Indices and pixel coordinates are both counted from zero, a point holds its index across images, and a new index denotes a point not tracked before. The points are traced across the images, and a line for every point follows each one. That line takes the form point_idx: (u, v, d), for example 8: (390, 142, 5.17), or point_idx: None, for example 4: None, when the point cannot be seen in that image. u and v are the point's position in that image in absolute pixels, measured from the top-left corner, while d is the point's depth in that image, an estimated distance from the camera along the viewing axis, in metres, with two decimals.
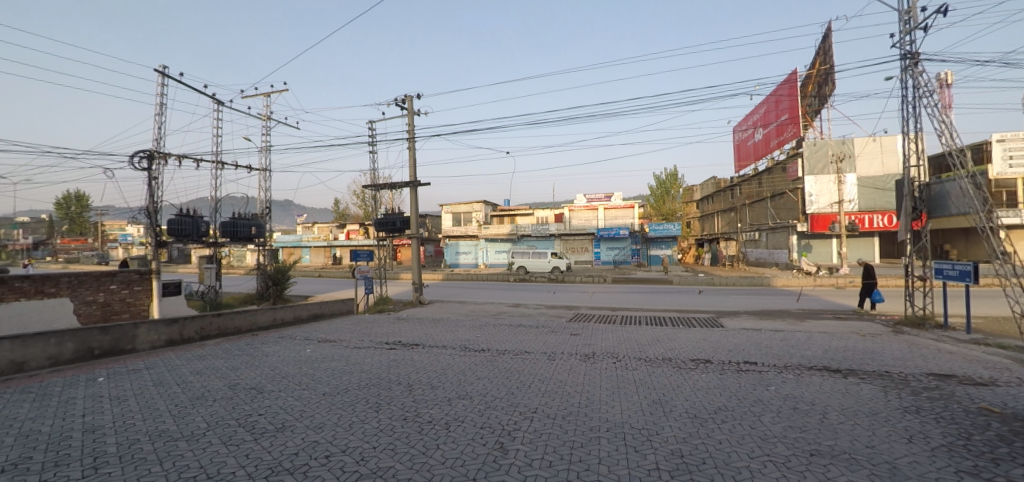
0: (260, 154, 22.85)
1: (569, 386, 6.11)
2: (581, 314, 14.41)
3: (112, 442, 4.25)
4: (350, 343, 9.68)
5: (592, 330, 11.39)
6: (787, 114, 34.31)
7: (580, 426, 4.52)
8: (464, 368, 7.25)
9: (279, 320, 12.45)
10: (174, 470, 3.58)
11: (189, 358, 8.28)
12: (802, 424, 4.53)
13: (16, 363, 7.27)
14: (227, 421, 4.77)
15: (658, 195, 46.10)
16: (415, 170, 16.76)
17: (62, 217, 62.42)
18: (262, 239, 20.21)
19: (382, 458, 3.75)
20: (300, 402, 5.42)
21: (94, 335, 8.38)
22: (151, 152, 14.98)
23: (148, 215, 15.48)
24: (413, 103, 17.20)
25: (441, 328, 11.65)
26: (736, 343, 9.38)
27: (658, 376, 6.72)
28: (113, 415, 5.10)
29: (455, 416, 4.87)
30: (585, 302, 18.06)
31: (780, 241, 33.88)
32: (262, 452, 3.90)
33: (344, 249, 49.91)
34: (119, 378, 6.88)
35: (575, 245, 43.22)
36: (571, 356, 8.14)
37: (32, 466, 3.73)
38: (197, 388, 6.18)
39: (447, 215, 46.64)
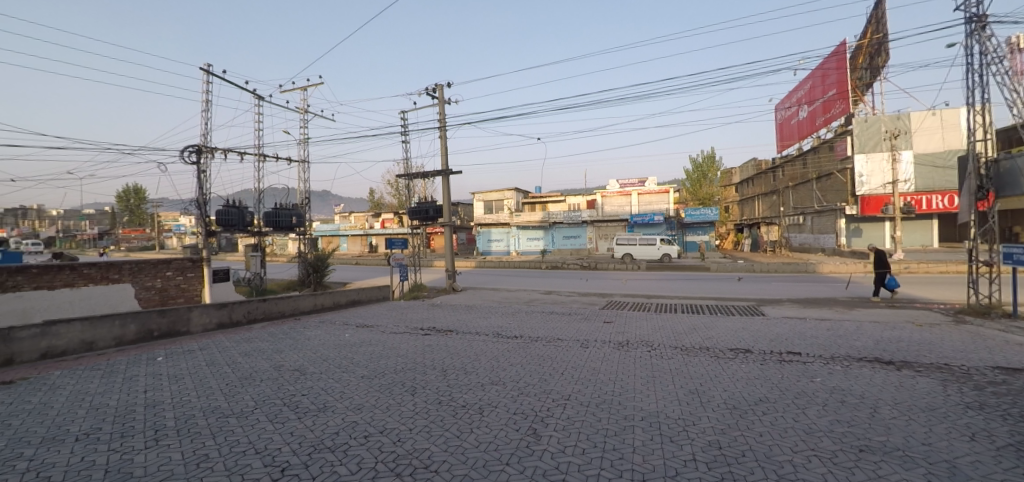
0: (298, 146, 23.64)
1: (602, 374, 6.06)
2: (614, 302, 14.22)
3: (171, 416, 4.56)
4: (387, 329, 9.96)
5: (626, 317, 11.23)
6: (836, 89, 32.30)
7: (614, 415, 4.48)
8: (497, 354, 7.31)
9: (320, 305, 12.93)
10: (226, 445, 3.80)
11: (237, 341, 8.74)
12: (850, 418, 4.33)
13: (86, 342, 7.94)
14: (274, 400, 5.02)
15: (695, 180, 44.67)
16: (447, 159, 16.90)
17: (122, 209, 66.94)
18: (303, 228, 20.93)
19: (418, 440, 3.85)
20: (340, 384, 5.64)
21: (154, 317, 8.98)
22: (200, 147, 15.74)
23: (198, 206, 16.34)
24: (444, 92, 17.30)
25: (474, 315, 11.81)
26: (778, 332, 9.05)
27: (695, 365, 6.57)
28: (171, 392, 5.47)
29: (488, 401, 4.93)
30: (618, 289, 17.82)
31: (827, 225, 32.30)
32: (305, 431, 4.08)
33: (380, 238, 51.13)
34: (176, 358, 7.35)
35: (609, 232, 42.61)
36: (604, 344, 8.07)
37: (102, 436, 4.06)
38: (245, 369, 6.53)
39: (479, 203, 46.83)
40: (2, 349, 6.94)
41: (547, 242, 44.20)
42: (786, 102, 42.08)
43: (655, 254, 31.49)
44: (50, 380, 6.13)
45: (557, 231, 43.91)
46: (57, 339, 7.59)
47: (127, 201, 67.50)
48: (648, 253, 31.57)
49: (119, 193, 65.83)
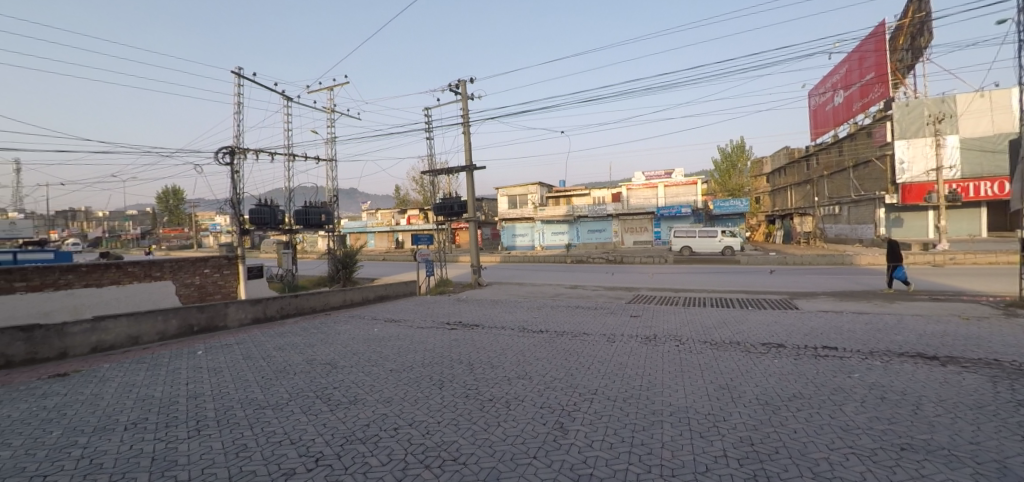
0: (325, 145, 24.20)
1: (630, 369, 6.00)
2: (641, 296, 14.03)
3: (212, 407, 4.77)
4: (414, 323, 10.13)
5: (653, 311, 11.08)
6: (874, 72, 30.83)
7: (642, 410, 4.43)
8: (523, 348, 7.33)
9: (349, 301, 13.23)
10: (263, 435, 3.95)
11: (271, 335, 9.06)
12: (890, 415, 4.15)
13: (132, 337, 8.37)
14: (307, 393, 5.18)
15: (723, 170, 43.52)
16: (470, 154, 16.97)
17: (163, 210, 70.28)
18: (331, 225, 21.43)
19: (446, 433, 3.91)
20: (370, 377, 5.77)
21: (194, 312, 9.39)
22: (233, 148, 16.33)
23: (233, 206, 16.97)
24: (467, 87, 17.36)
25: (500, 309, 11.88)
26: (813, 326, 8.75)
27: (726, 360, 6.42)
28: (211, 384, 5.71)
29: (515, 395, 4.95)
30: (645, 283, 17.60)
31: (864, 215, 31.02)
32: (338, 422, 4.20)
33: (406, 234, 51.94)
34: (214, 352, 7.68)
35: (635, 225, 42.01)
36: (631, 339, 7.98)
37: (149, 426, 4.28)
38: (279, 362, 6.76)
39: (503, 198, 46.90)
40: (57, 343, 7.39)
41: (571, 236, 43.99)
42: (820, 87, 40.41)
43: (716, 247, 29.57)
44: (101, 372, 6.51)
45: (582, 225, 43.67)
46: (106, 333, 8.03)
47: (167, 202, 70.67)
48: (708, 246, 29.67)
49: (158, 195, 69.27)
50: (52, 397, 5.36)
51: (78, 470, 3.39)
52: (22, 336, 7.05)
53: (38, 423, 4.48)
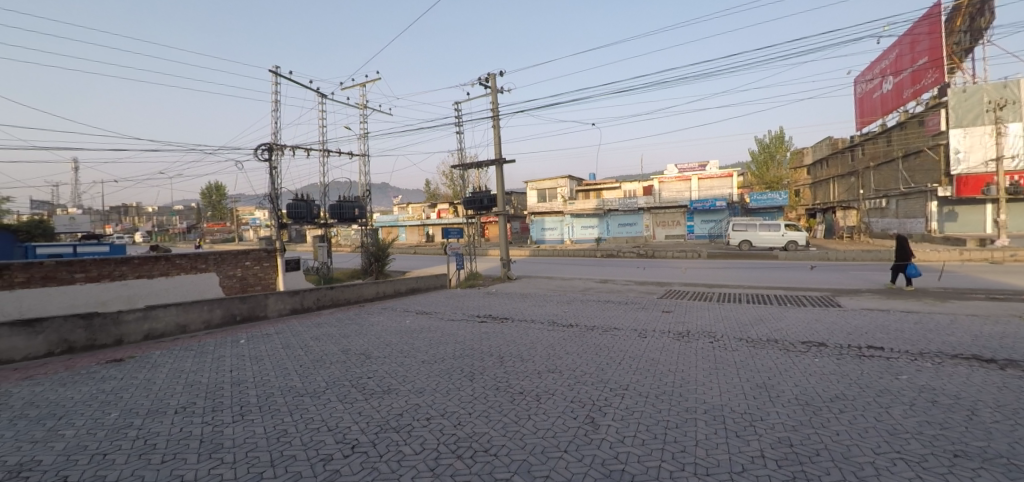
0: (359, 140, 24.70)
1: (662, 365, 5.88)
2: (673, 291, 13.74)
3: (254, 394, 4.98)
4: (445, 316, 10.28)
5: (686, 307, 10.79)
6: (928, 57, 28.95)
7: (674, 406, 4.34)
8: (552, 342, 7.30)
9: (382, 293, 13.51)
10: (302, 421, 4.10)
11: (308, 326, 9.37)
12: (942, 420, 3.91)
13: (180, 325, 8.83)
14: (342, 382, 5.33)
15: (761, 162, 41.90)
16: (500, 148, 16.97)
17: (207, 205, 73.78)
18: (364, 219, 21.88)
19: (477, 424, 3.95)
20: (403, 368, 5.89)
21: (236, 303, 9.81)
22: (271, 144, 16.91)
23: (272, 201, 17.58)
24: (496, 81, 17.33)
25: (529, 303, 11.88)
26: (857, 325, 8.34)
27: (763, 358, 6.20)
28: (253, 371, 5.98)
29: (545, 388, 4.95)
30: (677, 278, 17.21)
31: (914, 209, 29.32)
32: (372, 411, 4.31)
33: (436, 227, 52.62)
34: (255, 341, 8.02)
35: (667, 219, 41.17)
36: (663, 334, 7.82)
37: (197, 410, 4.52)
38: (315, 352, 6.98)
39: (532, 191, 46.74)
40: (113, 331, 7.89)
41: (601, 230, 43.49)
42: (867, 73, 38.27)
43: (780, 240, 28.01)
44: (153, 358, 6.90)
45: (612, 219, 43.05)
46: (157, 322, 8.49)
47: (210, 197, 74.01)
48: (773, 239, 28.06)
49: (203, 190, 72.84)
50: (110, 381, 5.73)
51: (134, 449, 3.61)
52: (82, 323, 7.56)
53: (98, 404, 4.81)
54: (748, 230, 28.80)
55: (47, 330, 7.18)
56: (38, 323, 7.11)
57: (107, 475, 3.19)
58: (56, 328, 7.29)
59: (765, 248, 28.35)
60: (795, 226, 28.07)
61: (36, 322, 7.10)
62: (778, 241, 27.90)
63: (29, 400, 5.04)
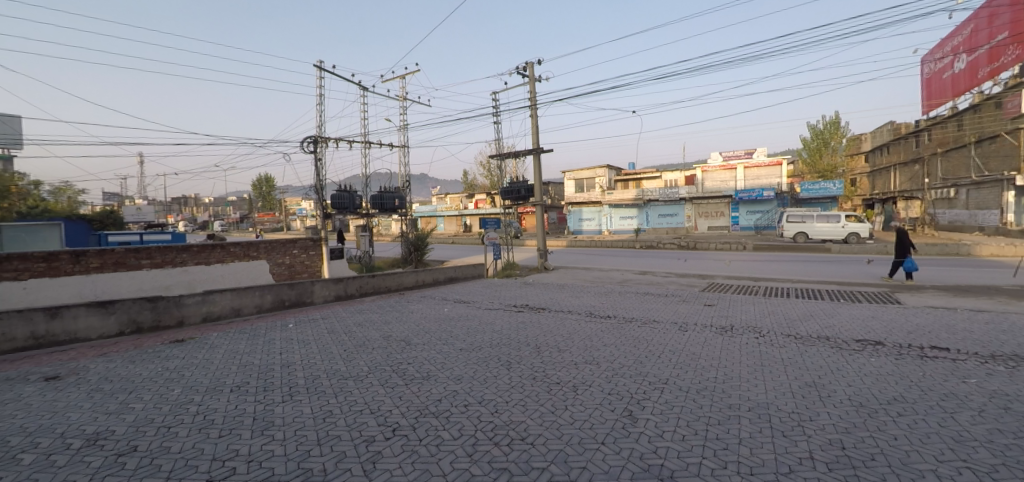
0: (398, 132, 25.13)
1: (703, 359, 5.71)
2: (716, 284, 13.27)
3: (302, 376, 5.23)
4: (482, 305, 10.39)
5: (730, 301, 10.43)
6: (1008, 31, 26.34)
7: (717, 403, 4.20)
8: (590, 334, 7.25)
9: (421, 282, 13.80)
10: (346, 403, 4.27)
11: (352, 312, 9.73)
12: (1016, 429, 3.59)
13: (235, 308, 9.37)
14: (383, 367, 5.51)
15: (813, 149, 39.34)
16: (538, 137, 16.86)
17: (258, 196, 77.48)
18: (404, 209, 22.34)
19: (514, 412, 3.98)
20: (441, 355, 6.00)
21: (285, 289, 10.30)
22: (316, 137, 17.50)
23: (317, 192, 18.26)
24: (535, 70, 17.14)
25: (566, 293, 11.82)
26: (919, 323, 7.80)
27: (814, 356, 5.88)
28: (301, 354, 6.27)
29: (582, 379, 4.91)
30: (720, 270, 16.65)
31: (988, 199, 26.86)
32: (412, 396, 4.43)
33: (474, 218, 53.10)
34: (303, 325, 8.42)
35: (709, 210, 39.77)
36: (705, 328, 7.58)
37: (250, 389, 4.79)
38: (359, 337, 7.25)
39: (569, 182, 46.32)
40: (176, 313, 8.47)
41: (640, 221, 42.47)
42: (937, 51, 35.21)
43: (840, 233, 26.28)
44: (211, 339, 7.37)
45: (651, 209, 41.97)
46: (214, 305, 9.04)
47: (260, 188, 77.62)
48: (833, 232, 26.37)
49: (254, 182, 76.54)
50: (174, 360, 6.18)
51: (195, 424, 3.88)
52: (149, 305, 8.15)
53: (163, 380, 5.20)
54: (806, 222, 26.97)
55: (118, 310, 7.80)
56: (110, 304, 7.74)
57: (171, 446, 3.44)
58: (126, 309, 7.90)
59: (821, 240, 26.78)
60: (857, 218, 26.26)
61: (109, 303, 7.73)
62: (837, 234, 26.29)
63: (105, 375, 5.52)
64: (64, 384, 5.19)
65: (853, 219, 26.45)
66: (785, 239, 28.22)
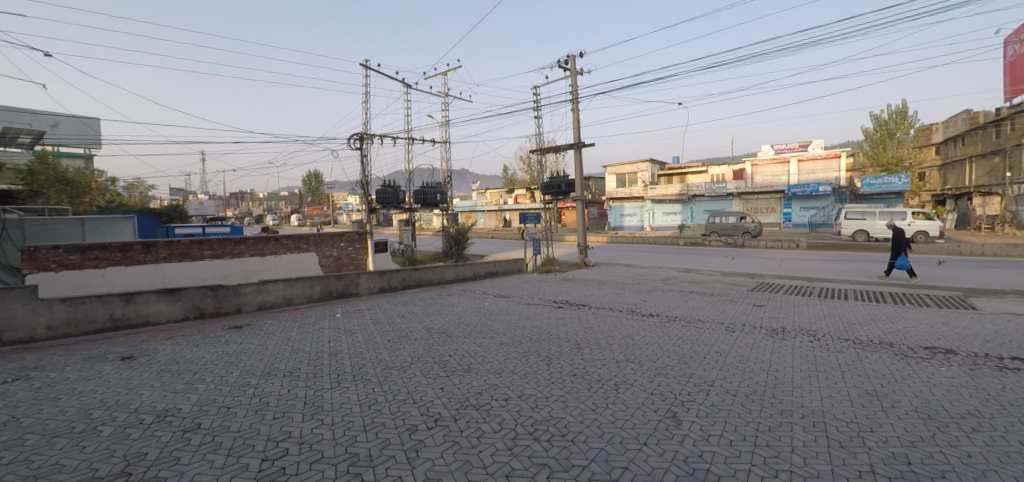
0: (440, 128, 25.48)
1: (752, 362, 5.48)
2: (766, 284, 12.64)
3: (349, 364, 5.43)
4: (522, 300, 10.40)
5: (781, 301, 9.93)
6: None
7: (767, 408, 4.01)
8: (631, 331, 7.11)
9: (461, 275, 13.99)
10: (390, 393, 4.39)
11: (395, 304, 10.00)
12: None
13: (288, 298, 9.86)
14: (425, 358, 5.64)
15: (876, 141, 36.72)
16: (579, 132, 16.64)
17: (308, 191, 80.87)
18: (445, 204, 22.67)
19: (554, 408, 3.96)
20: (482, 349, 6.07)
21: (333, 280, 10.73)
22: (362, 134, 18.06)
23: (363, 187, 18.87)
24: (576, 63, 16.91)
25: (606, 290, 11.64)
26: (998, 331, 7.12)
27: (875, 363, 5.50)
28: (348, 343, 6.52)
29: (624, 378, 4.82)
30: (770, 270, 15.87)
31: None
32: (453, 388, 4.51)
33: (513, 213, 53.22)
34: (349, 315, 8.76)
35: (758, 205, 38.07)
36: (754, 330, 7.26)
37: (300, 375, 5.03)
38: (401, 328, 7.46)
39: (610, 177, 45.50)
40: (234, 301, 9.01)
41: (684, 217, 41.35)
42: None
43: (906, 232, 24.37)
44: (266, 327, 7.79)
45: (696, 205, 40.71)
46: (269, 294, 9.55)
47: (310, 184, 80.97)
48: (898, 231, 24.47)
49: (305, 177, 79.98)
50: (233, 345, 6.58)
51: (251, 405, 4.12)
52: (210, 293, 8.71)
53: (223, 364, 5.55)
54: (868, 218, 25.21)
55: (184, 297, 8.39)
56: (177, 292, 8.34)
57: (230, 426, 3.67)
58: (190, 296, 8.48)
59: (883, 239, 24.91)
60: (926, 215, 24.20)
61: (176, 291, 8.33)
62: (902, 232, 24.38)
63: (172, 356, 5.96)
64: (137, 364, 5.64)
65: (922, 216, 24.38)
66: (843, 238, 26.64)
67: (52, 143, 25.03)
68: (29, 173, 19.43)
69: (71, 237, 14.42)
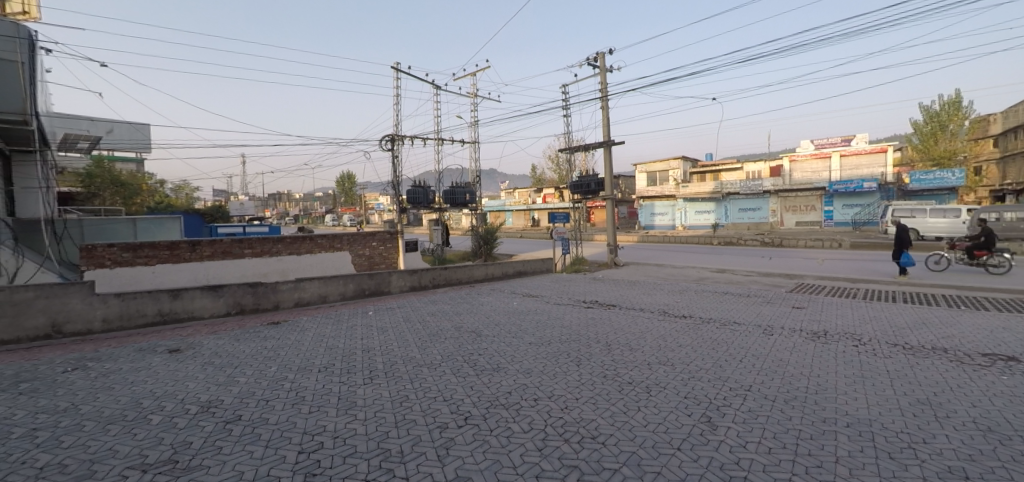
0: (469, 128, 25.62)
1: (792, 367, 5.26)
2: (806, 285, 12.15)
3: (381, 361, 5.54)
4: (551, 300, 10.35)
5: (823, 303, 9.51)
6: None
7: (809, 415, 3.84)
8: (664, 333, 6.95)
9: (490, 274, 14.04)
10: (420, 390, 4.46)
11: (426, 302, 10.14)
12: None
13: (322, 295, 10.15)
14: (455, 356, 5.69)
15: (926, 134, 34.64)
16: (609, 130, 16.42)
17: (341, 191, 83.08)
18: (475, 204, 22.80)
19: (584, 410, 3.92)
20: (511, 348, 6.08)
21: (366, 279, 10.97)
22: (394, 136, 18.38)
23: (394, 187, 19.23)
24: (606, 59, 16.68)
25: (637, 291, 11.44)
26: None
27: (927, 370, 5.19)
28: (380, 340, 6.66)
29: (656, 380, 4.73)
30: (810, 270, 15.22)
31: None
32: (483, 387, 4.52)
33: (541, 212, 53.09)
34: (381, 313, 8.92)
35: (798, 203, 36.41)
36: (794, 333, 6.97)
37: (335, 370, 5.17)
38: (432, 326, 7.56)
39: (641, 175, 44.74)
40: (272, 297, 9.35)
41: (718, 215, 40.19)
42: None
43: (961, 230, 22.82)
44: (302, 323, 8.04)
45: (731, 203, 39.45)
46: (304, 292, 9.85)
47: (343, 185, 83.10)
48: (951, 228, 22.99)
49: (338, 178, 82.25)
50: (271, 339, 6.83)
51: (289, 399, 4.26)
52: (251, 290, 9.07)
53: (262, 358, 5.77)
54: (916, 215, 24.03)
55: (226, 294, 8.78)
56: (220, 288, 8.72)
57: (269, 418, 3.80)
58: (232, 293, 8.87)
59: (934, 238, 23.45)
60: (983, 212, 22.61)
61: (219, 287, 8.72)
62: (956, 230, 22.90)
63: (215, 350, 6.23)
64: (183, 356, 5.94)
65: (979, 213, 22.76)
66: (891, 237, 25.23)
67: (108, 149, 26.70)
68: (88, 176, 20.94)
69: (123, 236, 15.27)
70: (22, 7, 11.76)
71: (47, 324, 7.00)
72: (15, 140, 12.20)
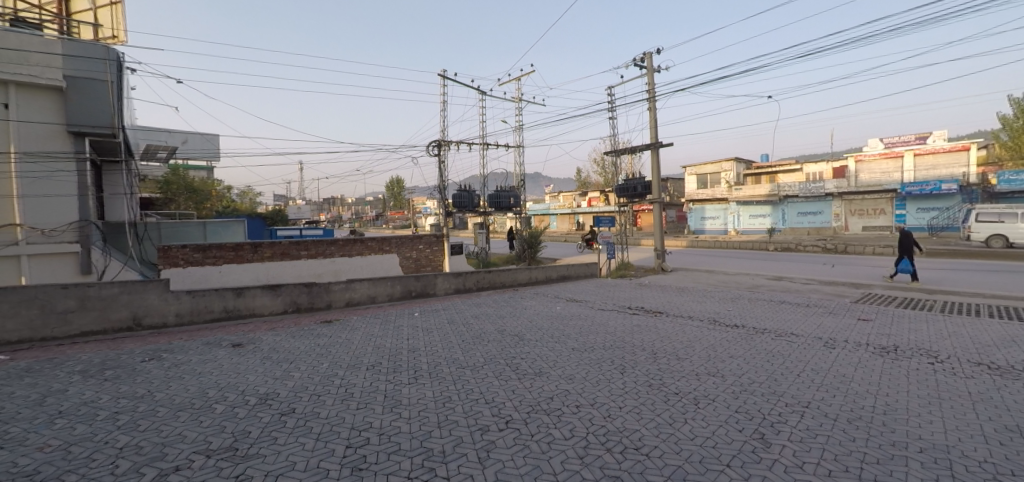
0: (514, 132, 25.76)
1: (855, 383, 4.89)
2: (874, 295, 11.22)
3: (426, 361, 5.66)
4: (595, 305, 10.19)
5: (892, 316, 8.78)
6: None
7: (875, 438, 3.54)
8: (713, 342, 6.67)
9: (534, 278, 14.01)
10: (463, 391, 4.52)
11: (470, 305, 10.25)
12: None
13: (371, 296, 10.50)
14: (497, 360, 5.71)
15: (1018, 129, 31.18)
16: (656, 131, 16.02)
17: (391, 196, 85.94)
18: (519, 208, 22.87)
19: (628, 419, 3.81)
20: (554, 353, 6.04)
21: (412, 280, 11.27)
22: (440, 141, 18.83)
23: (441, 191, 19.67)
24: (653, 59, 16.30)
25: (686, 298, 11.03)
26: None
27: (1018, 393, 4.63)
28: (425, 342, 6.81)
29: (705, 392, 4.52)
30: (880, 279, 14.05)
31: None
32: (524, 391, 4.52)
33: (586, 216, 52.47)
34: (426, 314, 9.13)
35: (864, 207, 33.90)
36: (859, 347, 6.46)
37: (382, 369, 5.33)
38: (475, 329, 7.64)
39: (690, 177, 43.33)
40: (326, 297, 9.80)
41: (774, 219, 38.16)
42: None
43: None
44: (352, 322, 8.38)
45: (789, 206, 37.31)
46: (355, 292, 10.25)
47: (392, 190, 85.88)
48: None
49: (389, 183, 85.24)
50: (323, 338, 7.15)
51: (339, 395, 4.44)
52: (306, 289, 9.55)
53: (315, 355, 6.05)
54: (1006, 220, 21.68)
55: (284, 293, 9.29)
56: (278, 288, 9.24)
57: (321, 412, 3.97)
58: (289, 292, 9.37)
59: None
60: None
61: (278, 287, 9.25)
62: None
63: (273, 346, 6.60)
64: (245, 350, 6.34)
65: None
66: (976, 244, 22.97)
67: (184, 158, 29.09)
68: (165, 183, 23.05)
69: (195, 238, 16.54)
70: (112, 32, 13.08)
71: (129, 317, 7.69)
72: (105, 152, 13.55)
